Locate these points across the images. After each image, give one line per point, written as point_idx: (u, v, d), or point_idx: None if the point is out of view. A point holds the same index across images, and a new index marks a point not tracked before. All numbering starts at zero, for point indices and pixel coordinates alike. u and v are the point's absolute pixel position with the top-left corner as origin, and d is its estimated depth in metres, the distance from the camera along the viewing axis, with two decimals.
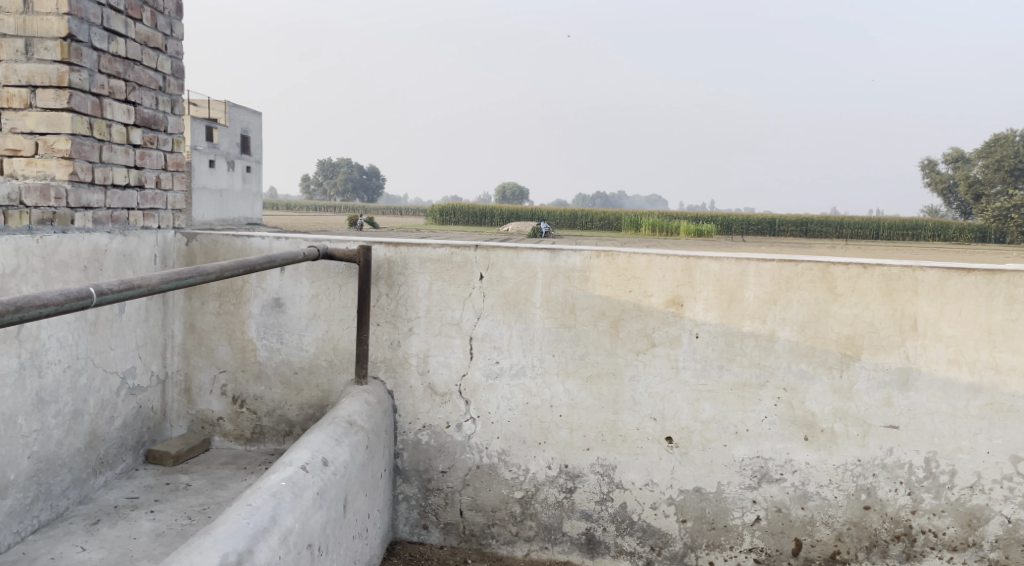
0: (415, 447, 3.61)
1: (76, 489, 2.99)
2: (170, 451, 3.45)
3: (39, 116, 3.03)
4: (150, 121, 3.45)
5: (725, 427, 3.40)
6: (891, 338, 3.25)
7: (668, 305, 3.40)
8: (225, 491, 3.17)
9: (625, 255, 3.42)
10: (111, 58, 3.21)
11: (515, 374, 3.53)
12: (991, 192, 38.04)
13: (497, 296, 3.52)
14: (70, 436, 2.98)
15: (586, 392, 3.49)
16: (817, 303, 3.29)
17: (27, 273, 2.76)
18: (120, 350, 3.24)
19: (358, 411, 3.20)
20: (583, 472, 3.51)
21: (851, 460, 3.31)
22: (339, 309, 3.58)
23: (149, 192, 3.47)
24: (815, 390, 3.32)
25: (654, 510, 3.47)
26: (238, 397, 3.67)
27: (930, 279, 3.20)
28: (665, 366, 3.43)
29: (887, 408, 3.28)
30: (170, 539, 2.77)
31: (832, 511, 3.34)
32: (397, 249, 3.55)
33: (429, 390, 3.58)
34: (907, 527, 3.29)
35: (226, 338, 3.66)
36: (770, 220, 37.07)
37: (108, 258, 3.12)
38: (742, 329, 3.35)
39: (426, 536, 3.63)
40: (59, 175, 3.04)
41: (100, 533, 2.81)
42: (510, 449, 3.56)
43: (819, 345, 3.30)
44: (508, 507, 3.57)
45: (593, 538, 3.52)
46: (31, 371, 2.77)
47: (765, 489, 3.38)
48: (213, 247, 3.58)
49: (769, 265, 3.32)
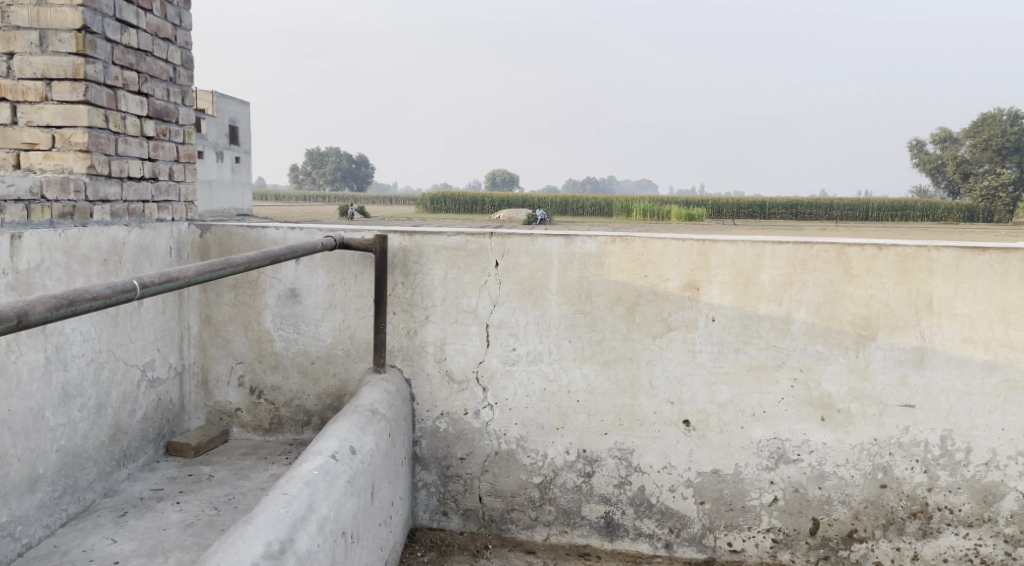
0: (433, 435, 3.63)
1: (101, 482, 3.00)
2: (191, 443, 3.46)
3: (55, 109, 3.02)
4: (162, 112, 3.44)
5: (742, 409, 3.43)
6: (906, 318, 3.28)
7: (684, 289, 3.42)
8: (249, 481, 3.19)
9: (640, 240, 3.44)
10: (124, 50, 3.19)
11: (532, 360, 3.55)
12: (980, 172, 38.26)
13: (513, 283, 3.53)
14: (95, 430, 2.98)
15: (603, 377, 3.51)
16: (833, 285, 3.32)
17: (51, 267, 2.75)
18: (140, 343, 3.24)
19: (380, 400, 3.22)
20: (601, 457, 3.54)
21: (868, 440, 3.35)
22: (356, 298, 3.59)
23: (163, 184, 3.46)
24: (831, 370, 3.35)
25: (673, 493, 3.50)
26: (255, 388, 3.68)
27: (945, 258, 3.23)
28: (681, 350, 3.45)
29: (903, 388, 3.31)
30: (199, 529, 2.79)
31: (849, 490, 3.38)
32: (412, 238, 3.56)
33: (446, 378, 3.60)
34: (923, 504, 3.33)
35: (242, 329, 3.67)
36: (760, 202, 37.17)
37: (127, 252, 3.12)
38: (758, 312, 3.38)
39: (446, 522, 3.66)
40: (77, 168, 3.03)
41: (129, 525, 2.82)
42: (529, 434, 3.58)
43: (834, 326, 3.33)
44: (527, 492, 3.60)
45: (612, 522, 3.55)
46: (56, 366, 2.77)
47: (782, 470, 3.42)
48: (227, 239, 3.57)
49: (784, 247, 3.34)
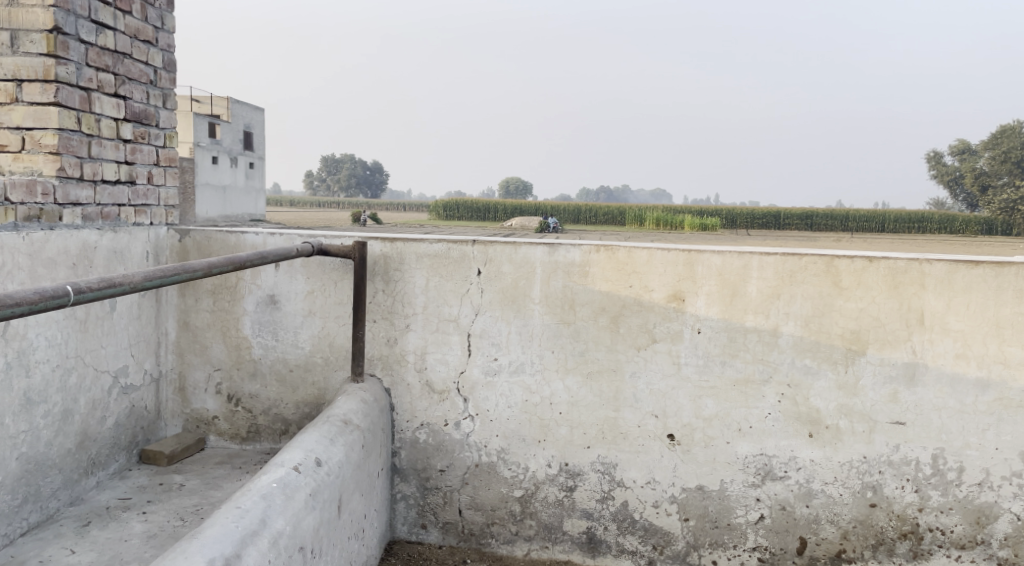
0: (413, 446, 3.55)
1: (66, 490, 2.95)
2: (164, 451, 3.41)
3: (25, 111, 2.98)
4: (141, 115, 3.40)
5: (728, 424, 3.33)
6: (897, 333, 3.18)
7: (670, 300, 3.34)
8: (219, 491, 3.12)
9: (625, 249, 3.36)
10: (100, 52, 3.15)
11: (514, 371, 3.47)
12: (998, 184, 37.90)
13: (495, 292, 3.46)
14: (60, 437, 2.93)
15: (586, 389, 3.43)
16: (822, 297, 3.22)
17: (13, 271, 2.71)
18: (112, 349, 3.19)
19: (354, 410, 3.14)
20: (583, 471, 3.45)
21: (857, 458, 3.25)
22: (335, 305, 3.52)
23: (141, 188, 3.41)
24: (820, 386, 3.25)
25: (656, 509, 3.41)
26: (233, 395, 3.62)
27: (937, 272, 3.13)
28: (666, 362, 3.36)
29: (893, 404, 3.21)
30: (161, 541, 2.73)
31: (837, 509, 3.28)
32: (394, 245, 3.49)
33: (427, 388, 3.53)
34: (914, 524, 3.22)
35: (221, 335, 3.61)
36: (775, 213, 36.94)
37: (98, 255, 3.07)
38: (745, 324, 3.29)
39: (425, 536, 3.58)
40: (47, 171, 2.98)
41: (90, 536, 2.76)
42: (510, 447, 3.50)
43: (823, 340, 3.24)
44: (508, 506, 3.51)
45: (594, 538, 3.46)
46: (18, 371, 2.72)
47: (769, 487, 3.32)
48: (206, 244, 3.52)
49: (772, 259, 3.25)
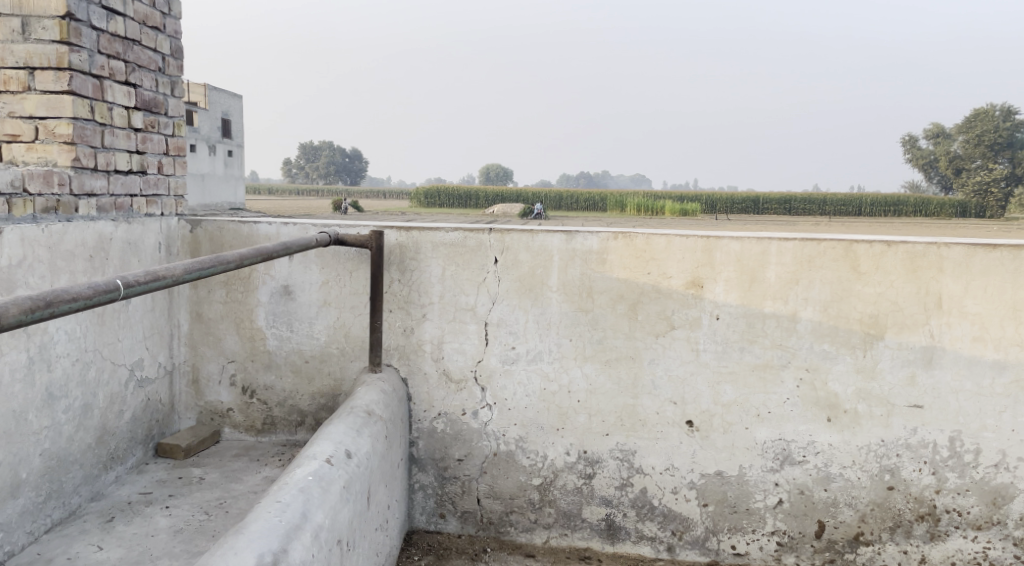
0: (430, 436, 3.54)
1: (88, 486, 2.92)
2: (181, 444, 3.38)
3: (38, 100, 2.92)
4: (151, 104, 3.34)
5: (747, 409, 3.35)
6: (915, 317, 3.21)
7: (688, 287, 3.33)
8: (241, 484, 3.10)
9: (643, 237, 3.35)
10: (111, 38, 3.09)
11: (532, 359, 3.46)
12: (974, 168, 38.33)
13: (512, 280, 3.44)
14: (80, 432, 2.90)
15: (604, 376, 3.43)
16: (840, 282, 3.24)
17: (34, 264, 2.66)
18: (127, 342, 3.16)
19: (376, 400, 3.12)
20: (602, 458, 3.45)
21: (875, 441, 3.28)
22: (351, 296, 3.49)
23: (152, 178, 3.36)
24: (839, 370, 3.28)
25: (675, 495, 3.42)
26: (248, 387, 3.59)
27: (955, 256, 3.16)
28: (685, 349, 3.37)
29: (911, 388, 3.24)
30: (189, 536, 2.71)
31: (855, 492, 3.31)
32: (409, 234, 3.46)
33: (444, 377, 3.51)
34: (931, 506, 3.26)
35: (233, 326, 3.57)
36: (754, 197, 37.16)
37: (114, 247, 3.03)
38: (763, 310, 3.30)
39: (443, 525, 3.57)
40: (61, 161, 2.93)
41: (116, 531, 2.74)
42: (528, 435, 3.49)
43: (842, 325, 3.26)
44: (527, 494, 3.51)
45: (613, 525, 3.47)
46: (40, 366, 2.69)
47: (787, 471, 3.34)
48: (219, 234, 3.47)
49: (790, 244, 3.26)
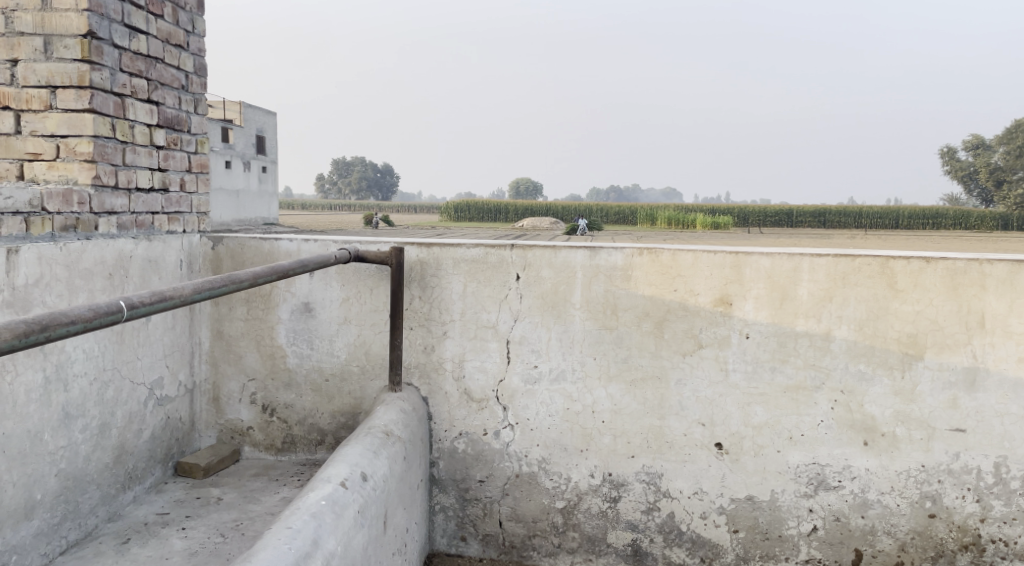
0: (451, 456, 3.46)
1: (104, 506, 2.89)
2: (200, 463, 3.34)
3: (59, 118, 2.92)
4: (173, 121, 3.32)
5: (779, 432, 3.23)
6: (956, 336, 3.08)
7: (716, 305, 3.23)
8: (258, 505, 3.04)
9: (669, 252, 3.25)
10: (133, 56, 3.08)
11: (555, 379, 3.37)
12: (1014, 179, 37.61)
13: (535, 298, 3.36)
14: (97, 452, 2.87)
15: (630, 397, 3.33)
16: (876, 300, 3.12)
17: (51, 283, 2.64)
18: (146, 360, 3.13)
19: (394, 420, 3.06)
20: (628, 481, 3.35)
21: (914, 466, 3.14)
22: (371, 313, 3.43)
23: (174, 195, 3.34)
24: (875, 392, 3.14)
25: (704, 521, 3.30)
26: (268, 405, 3.54)
27: (998, 273, 3.02)
28: (713, 369, 3.26)
29: (953, 411, 3.10)
30: (203, 559, 2.66)
31: (894, 520, 3.17)
32: (430, 250, 3.40)
33: (465, 397, 3.43)
34: (975, 536, 3.11)
35: (254, 344, 3.53)
36: (787, 211, 36.81)
37: (134, 265, 3.00)
38: (795, 329, 3.18)
39: (465, 548, 3.49)
40: (82, 179, 2.92)
41: (131, 553, 2.70)
42: (551, 456, 3.40)
43: (878, 344, 3.13)
44: (550, 518, 3.42)
45: (639, 550, 3.36)
46: (56, 386, 2.67)
47: (822, 497, 3.21)
48: (239, 251, 3.43)
49: (823, 260, 3.14)
